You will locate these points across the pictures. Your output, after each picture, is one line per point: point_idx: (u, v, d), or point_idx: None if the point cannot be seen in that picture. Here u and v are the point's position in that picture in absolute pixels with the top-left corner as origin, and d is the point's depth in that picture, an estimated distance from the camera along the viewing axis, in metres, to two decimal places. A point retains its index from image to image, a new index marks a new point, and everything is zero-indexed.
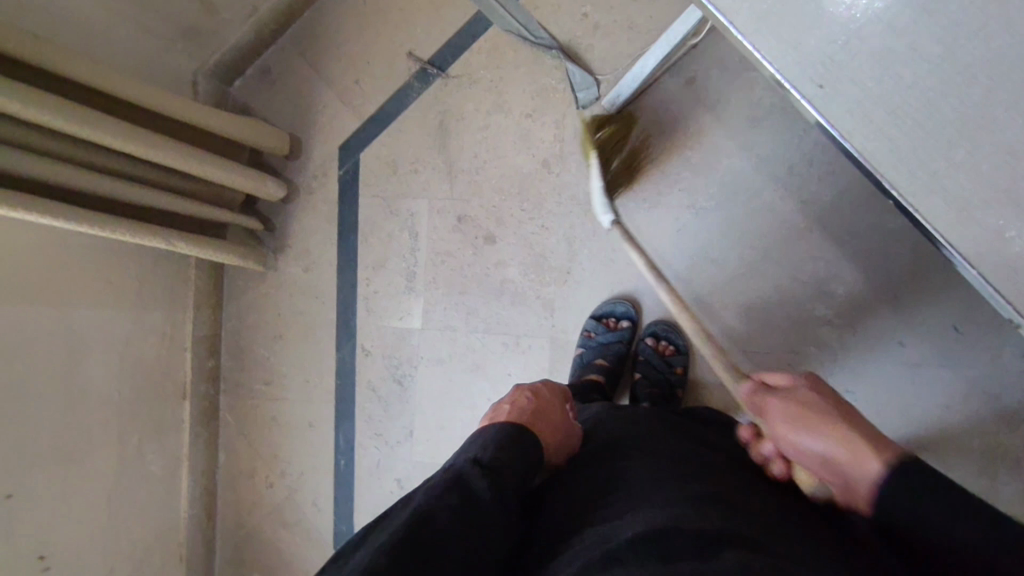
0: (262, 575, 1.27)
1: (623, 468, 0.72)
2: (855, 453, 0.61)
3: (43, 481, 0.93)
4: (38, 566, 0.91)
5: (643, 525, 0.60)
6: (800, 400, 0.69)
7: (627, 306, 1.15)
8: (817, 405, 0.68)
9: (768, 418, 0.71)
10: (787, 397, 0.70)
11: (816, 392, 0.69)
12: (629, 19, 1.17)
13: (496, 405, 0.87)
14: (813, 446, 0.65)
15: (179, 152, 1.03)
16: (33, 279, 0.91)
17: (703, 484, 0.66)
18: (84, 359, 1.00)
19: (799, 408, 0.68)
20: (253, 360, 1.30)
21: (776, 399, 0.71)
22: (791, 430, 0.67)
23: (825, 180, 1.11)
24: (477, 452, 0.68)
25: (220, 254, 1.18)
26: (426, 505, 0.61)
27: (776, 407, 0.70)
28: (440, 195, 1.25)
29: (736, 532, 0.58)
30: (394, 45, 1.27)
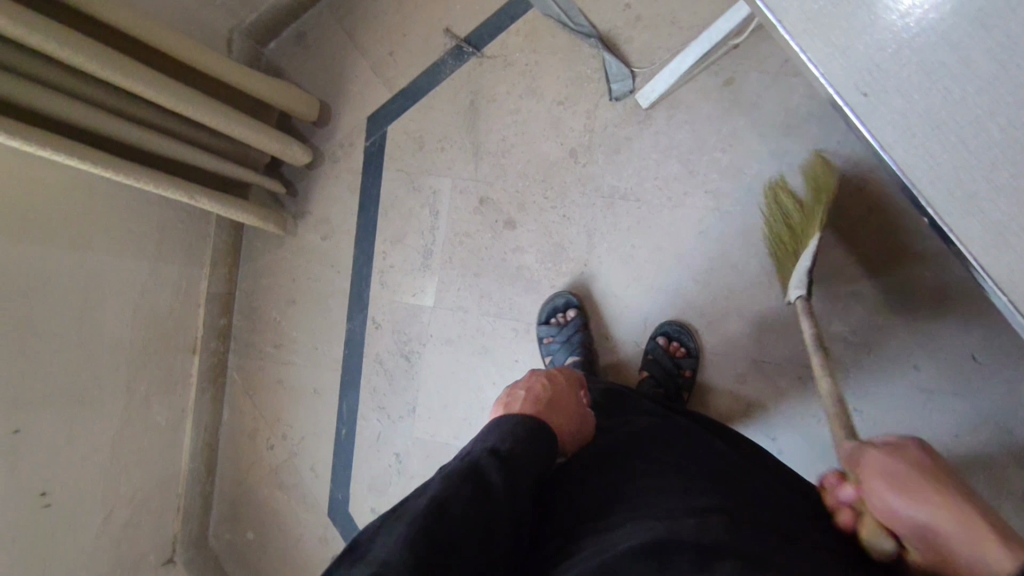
0: (256, 533, 1.29)
1: (632, 474, 0.73)
2: (986, 544, 0.50)
3: (51, 420, 0.94)
4: (40, 502, 0.93)
5: (643, 536, 0.60)
6: (910, 462, 0.59)
7: (565, 296, 1.16)
8: (937, 477, 0.57)
9: (868, 474, 0.61)
10: (894, 454, 0.60)
11: (929, 457, 0.59)
12: (671, 13, 1.15)
13: (511, 389, 0.91)
14: (912, 515, 0.56)
15: (210, 108, 1.04)
16: (57, 222, 0.92)
17: (709, 492, 0.67)
18: (99, 304, 1.01)
19: (917, 476, 0.57)
20: (265, 322, 1.31)
21: (879, 452, 0.61)
22: (899, 496, 0.57)
23: (855, 195, 1.09)
24: (495, 443, 0.69)
25: (241, 214, 1.18)
26: (440, 496, 0.61)
27: (878, 461, 0.60)
28: (464, 175, 1.24)
29: (734, 543, 0.58)
30: (431, 19, 1.26)
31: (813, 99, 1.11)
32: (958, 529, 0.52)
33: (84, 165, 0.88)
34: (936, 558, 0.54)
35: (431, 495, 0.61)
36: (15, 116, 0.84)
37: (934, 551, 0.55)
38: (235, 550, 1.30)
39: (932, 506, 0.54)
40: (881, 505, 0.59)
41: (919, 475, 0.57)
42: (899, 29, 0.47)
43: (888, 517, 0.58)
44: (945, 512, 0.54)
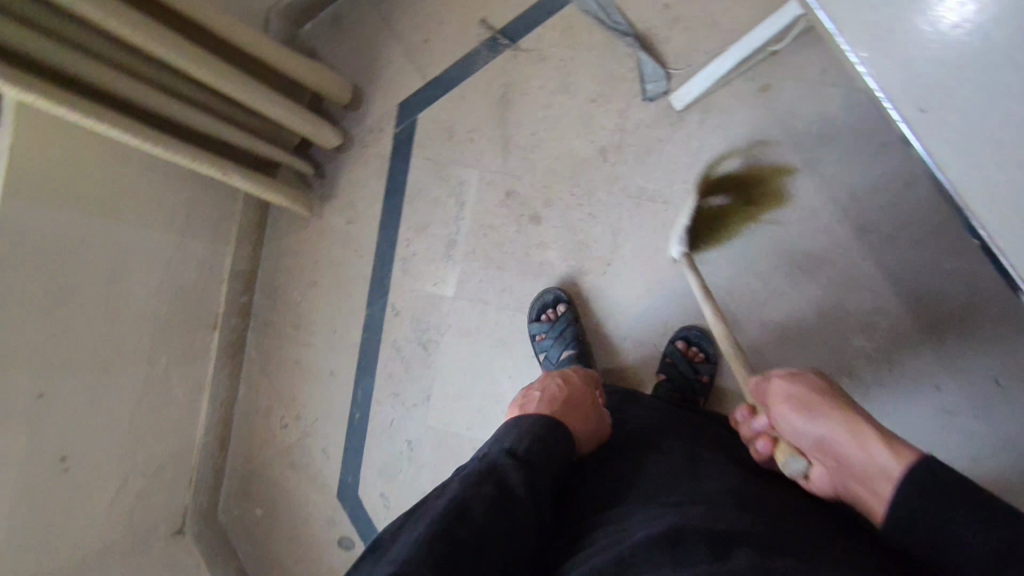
0: (265, 510, 1.30)
1: (648, 471, 0.74)
2: (866, 443, 0.58)
3: (74, 387, 0.95)
4: (60, 466, 0.94)
5: (659, 526, 0.60)
6: (810, 386, 0.67)
7: (555, 292, 1.17)
8: (831, 397, 0.65)
9: (775, 402, 0.70)
10: (793, 380, 0.69)
11: (823, 380, 0.68)
12: (711, 16, 1.14)
13: (526, 391, 0.92)
14: (812, 427, 0.64)
15: (244, 84, 1.04)
16: (90, 191, 0.93)
17: (728, 483, 0.67)
18: (127, 275, 1.02)
19: (813, 397, 0.66)
20: (285, 302, 1.32)
21: (780, 379, 0.71)
22: (801, 415, 0.65)
23: (886, 210, 1.08)
24: (512, 444, 0.71)
25: (270, 193, 1.19)
26: (460, 496, 0.62)
27: (780, 388, 0.70)
28: (492, 167, 1.24)
29: (756, 531, 0.58)
30: (468, 10, 1.26)
31: (849, 110, 1.10)
32: (844, 434, 0.60)
33: (118, 135, 0.89)
34: (836, 467, 0.62)
35: (451, 495, 0.63)
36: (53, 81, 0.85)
37: (832, 460, 0.62)
38: (243, 526, 1.31)
39: (824, 420, 0.63)
40: (789, 427, 0.67)
41: (814, 397, 0.66)
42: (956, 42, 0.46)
43: (797, 437, 0.66)
44: (834, 423, 0.62)
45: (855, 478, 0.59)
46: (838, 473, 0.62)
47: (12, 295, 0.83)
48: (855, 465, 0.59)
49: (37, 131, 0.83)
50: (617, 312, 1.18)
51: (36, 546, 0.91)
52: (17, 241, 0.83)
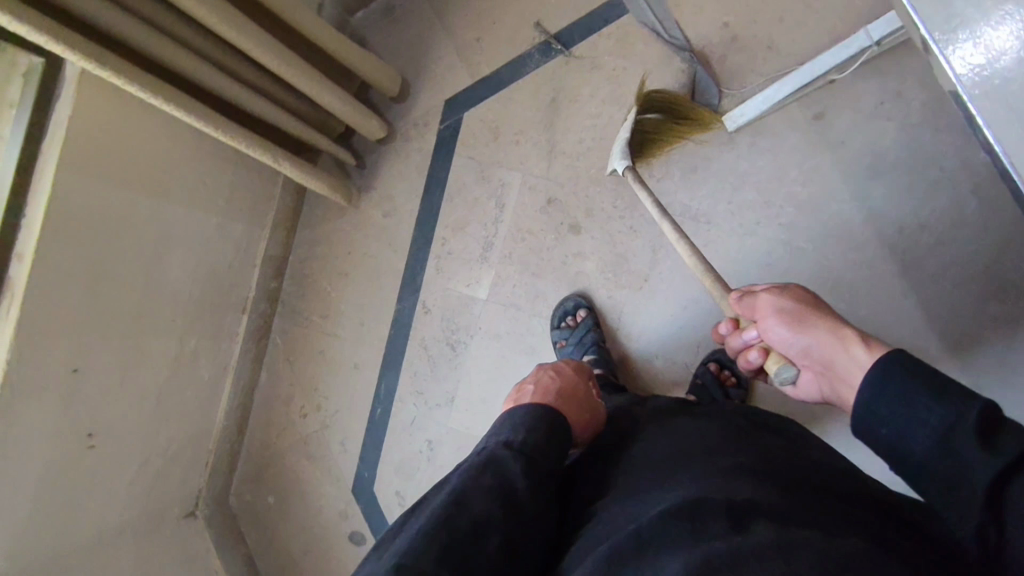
0: (278, 498, 1.29)
1: (654, 447, 0.73)
2: (848, 345, 0.61)
3: (108, 362, 0.95)
4: (86, 443, 0.94)
5: (677, 500, 0.59)
6: (795, 299, 0.68)
7: (574, 298, 1.17)
8: (814, 306, 0.67)
9: (761, 315, 0.70)
10: (779, 293, 0.69)
11: (804, 293, 0.69)
12: (771, 38, 1.12)
13: (520, 385, 0.92)
14: (806, 339, 0.65)
15: (296, 67, 1.02)
16: (139, 165, 0.91)
17: (742, 457, 0.65)
18: (166, 252, 1.00)
19: (799, 307, 0.67)
20: (315, 291, 1.31)
21: (766, 294, 0.70)
22: (792, 329, 0.66)
23: (933, 250, 1.07)
24: (508, 435, 0.70)
25: (312, 181, 1.18)
26: (458, 489, 0.63)
27: (768, 303, 0.69)
28: (535, 171, 1.22)
29: (773, 504, 0.56)
30: (524, 12, 1.25)
31: (903, 143, 1.08)
32: (828, 339, 0.63)
33: (171, 111, 0.88)
34: (823, 372, 0.65)
35: (449, 490, 0.63)
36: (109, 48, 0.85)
37: (819, 365, 0.65)
38: (254, 512, 1.30)
39: (812, 328, 0.65)
40: (775, 338, 0.69)
41: (798, 306, 0.67)
42: (969, 86, 0.42)
43: (782, 346, 0.68)
44: (820, 331, 0.64)
45: (839, 378, 0.63)
46: (826, 377, 0.65)
47: (54, 270, 0.82)
48: (846, 371, 0.61)
49: (96, 106, 0.82)
50: (643, 327, 1.17)
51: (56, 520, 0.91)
52: (69, 216, 0.82)
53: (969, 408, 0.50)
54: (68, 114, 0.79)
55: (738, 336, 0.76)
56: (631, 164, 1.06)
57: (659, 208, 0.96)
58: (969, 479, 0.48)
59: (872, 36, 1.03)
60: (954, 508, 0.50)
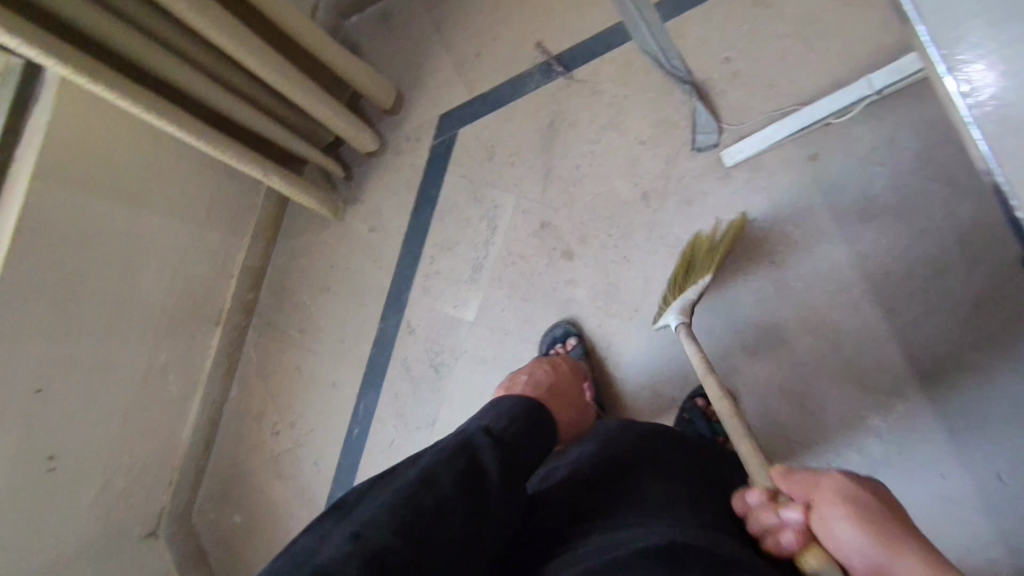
0: (243, 519, 1.24)
1: (637, 479, 0.70)
2: None
3: (74, 377, 0.90)
4: (46, 465, 0.89)
5: (656, 539, 0.57)
6: (872, 497, 0.56)
7: (564, 326, 1.14)
8: (894, 514, 0.55)
9: (823, 502, 0.58)
10: (855, 483, 0.58)
11: (878, 490, 0.58)
12: (770, 77, 1.12)
13: (514, 374, 0.95)
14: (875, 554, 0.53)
15: (285, 72, 0.96)
16: (127, 171, 0.89)
17: (714, 515, 0.65)
18: (142, 265, 0.96)
19: (877, 510, 0.55)
20: (296, 304, 1.26)
21: (838, 477, 0.59)
22: (864, 533, 0.54)
23: (916, 296, 1.04)
24: (490, 420, 0.68)
25: (297, 193, 1.12)
26: (429, 469, 0.61)
27: (839, 490, 0.57)
28: (529, 195, 1.20)
29: (748, 558, 0.56)
30: (526, 31, 1.23)
31: (899, 181, 1.06)
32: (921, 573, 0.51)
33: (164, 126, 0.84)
34: None
35: (421, 467, 0.61)
36: (98, 56, 0.80)
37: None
38: (218, 532, 1.24)
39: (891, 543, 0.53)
40: (835, 536, 0.56)
41: (877, 510, 0.55)
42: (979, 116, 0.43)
43: (838, 549, 0.56)
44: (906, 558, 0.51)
45: None
46: None
47: (21, 283, 0.79)
48: None
49: (79, 103, 0.80)
50: (633, 357, 1.14)
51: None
52: (44, 219, 0.80)
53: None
54: (48, 120, 0.77)
55: (776, 512, 0.62)
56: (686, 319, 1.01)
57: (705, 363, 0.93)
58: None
59: (873, 86, 1.04)
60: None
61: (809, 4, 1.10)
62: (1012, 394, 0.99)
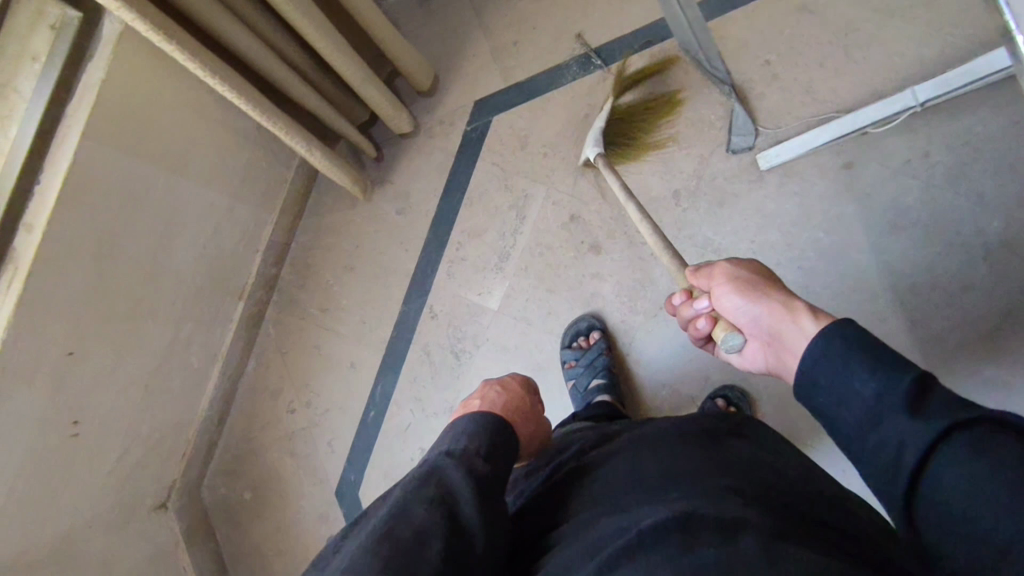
0: (253, 495, 1.23)
1: (628, 462, 0.67)
2: (791, 313, 0.59)
3: (108, 338, 0.93)
4: (70, 430, 0.91)
5: (665, 513, 0.53)
6: (749, 271, 0.66)
7: (588, 319, 1.12)
8: (765, 277, 0.66)
9: (714, 284, 0.68)
10: (737, 264, 0.68)
11: (757, 263, 0.68)
12: (809, 82, 1.11)
13: (465, 400, 0.89)
14: (743, 306, 0.64)
15: (335, 44, 0.94)
16: (169, 139, 0.92)
17: (721, 469, 0.61)
18: (176, 234, 0.99)
19: (750, 278, 0.66)
20: (317, 283, 1.25)
21: (724, 262, 0.69)
22: (740, 295, 0.65)
23: (941, 309, 1.02)
24: (449, 446, 0.68)
25: (333, 169, 1.10)
26: (400, 502, 0.60)
27: (723, 270, 0.68)
28: (561, 185, 1.18)
29: (767, 520, 0.51)
30: (567, 21, 1.22)
31: (939, 193, 1.04)
32: (772, 306, 0.61)
33: (219, 88, 0.82)
34: (770, 342, 0.63)
35: (393, 503, 0.61)
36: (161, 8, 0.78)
37: (763, 334, 0.63)
38: (227, 508, 1.24)
39: (762, 296, 0.63)
40: (724, 305, 0.67)
41: (747, 275, 0.66)
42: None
43: (730, 316, 0.67)
44: (764, 300, 0.62)
45: (785, 348, 0.60)
46: (771, 346, 0.62)
47: (60, 247, 0.81)
48: (787, 338, 0.59)
49: (135, 66, 0.82)
50: (654, 356, 1.11)
51: (11, 517, 0.84)
52: (88, 181, 0.81)
53: (903, 374, 0.49)
54: (100, 80, 0.78)
55: (691, 304, 0.73)
56: (601, 152, 1.07)
57: (629, 197, 0.97)
58: (893, 444, 0.47)
59: (917, 97, 1.02)
60: (881, 470, 0.49)
61: (854, 12, 1.10)
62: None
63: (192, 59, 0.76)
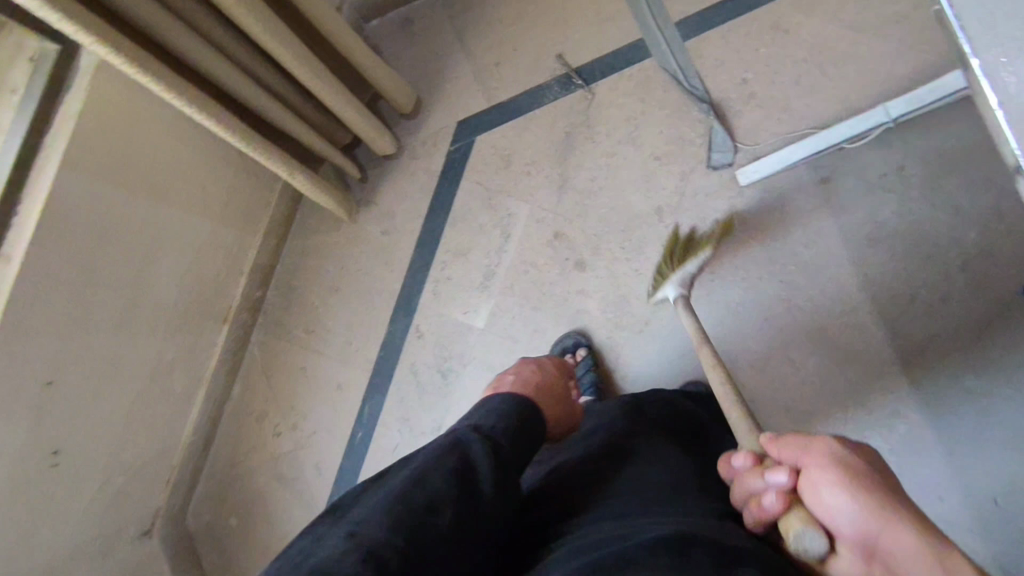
0: (239, 520, 1.22)
1: (637, 478, 0.67)
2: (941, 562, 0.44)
3: (88, 368, 0.92)
4: (50, 460, 0.90)
5: (667, 529, 0.53)
6: (866, 465, 0.51)
7: (573, 337, 1.12)
8: (883, 478, 0.51)
9: (817, 471, 0.52)
10: (851, 451, 0.52)
11: (866, 452, 0.53)
12: (786, 99, 1.13)
13: (501, 376, 0.92)
14: (852, 513, 0.49)
15: (314, 68, 0.94)
16: (151, 164, 0.92)
17: (716, 503, 0.62)
18: (158, 259, 0.98)
19: (868, 477, 0.50)
20: (303, 304, 1.25)
21: (834, 443, 0.53)
22: (854, 502, 0.49)
23: (922, 319, 1.04)
24: (478, 420, 0.68)
25: (316, 192, 1.10)
26: (421, 467, 0.59)
27: (835, 458, 0.52)
28: (544, 205, 1.19)
29: (760, 555, 0.52)
30: (547, 42, 1.23)
31: (916, 205, 1.06)
32: (906, 539, 0.46)
33: (196, 116, 0.82)
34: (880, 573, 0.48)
35: (413, 466, 0.60)
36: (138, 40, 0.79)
37: (879, 564, 0.49)
38: (213, 534, 1.22)
39: (890, 518, 0.47)
40: (822, 501, 0.51)
41: (864, 471, 0.50)
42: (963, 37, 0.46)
43: (823, 514, 0.51)
44: (895, 524, 0.47)
45: None
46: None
47: (39, 275, 0.80)
48: None
49: (112, 93, 0.82)
50: (641, 369, 1.11)
51: None
52: (67, 210, 0.81)
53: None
54: (77, 108, 0.79)
55: (763, 476, 0.56)
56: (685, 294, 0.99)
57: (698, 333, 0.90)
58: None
59: (889, 113, 1.04)
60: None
61: (826, 30, 1.12)
62: (1008, 414, 0.99)
63: (169, 88, 0.77)
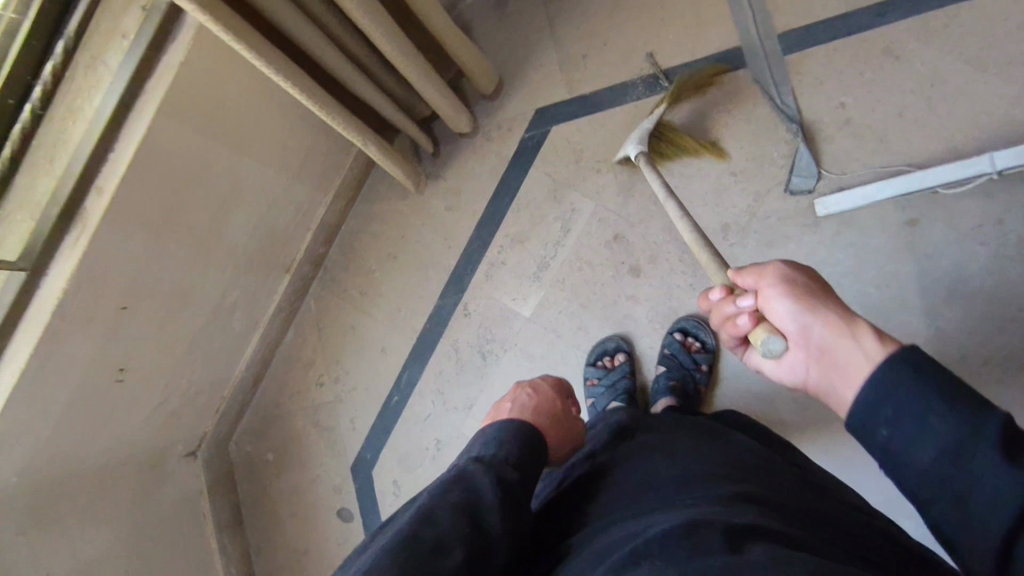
0: (275, 455, 1.30)
1: (646, 467, 0.68)
2: (854, 334, 0.53)
3: (158, 300, 1.00)
4: (116, 376, 0.99)
5: (676, 520, 0.54)
6: (804, 277, 0.60)
7: (616, 340, 1.13)
8: (821, 287, 0.59)
9: (765, 285, 0.61)
10: (793, 266, 0.61)
11: (807, 268, 0.61)
12: (885, 131, 1.06)
13: (497, 403, 0.92)
14: (795, 313, 0.58)
15: (401, 43, 0.95)
16: (235, 117, 0.96)
17: (735, 482, 0.60)
18: (233, 209, 1.04)
19: (807, 287, 0.59)
20: (360, 266, 1.29)
21: (780, 262, 0.61)
22: (793, 302, 0.58)
23: (990, 384, 0.98)
24: (479, 452, 0.70)
25: (388, 162, 1.13)
26: (426, 505, 0.62)
27: (780, 272, 0.60)
28: (608, 204, 1.17)
29: (776, 532, 0.51)
30: (641, 37, 1.19)
31: (1006, 265, 0.98)
32: (834, 323, 0.55)
33: (281, 82, 0.85)
34: (819, 360, 0.56)
35: (419, 506, 0.62)
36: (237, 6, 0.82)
37: (812, 349, 0.57)
38: (250, 464, 1.32)
39: (821, 311, 0.56)
40: (773, 311, 0.60)
41: (804, 282, 0.59)
42: None
43: (775, 319, 0.60)
44: (824, 314, 0.56)
45: (836, 373, 0.54)
46: (820, 363, 0.56)
47: (125, 211, 0.87)
48: (846, 363, 0.53)
49: (208, 49, 0.86)
50: None
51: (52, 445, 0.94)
52: (155, 154, 0.87)
53: (988, 419, 0.46)
54: (178, 62, 0.83)
55: (733, 300, 0.65)
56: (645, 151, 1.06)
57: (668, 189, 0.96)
58: (988, 497, 0.44)
59: (994, 165, 0.95)
60: (972, 548, 0.45)
61: (943, 63, 1.04)
62: None
63: (259, 56, 0.80)
